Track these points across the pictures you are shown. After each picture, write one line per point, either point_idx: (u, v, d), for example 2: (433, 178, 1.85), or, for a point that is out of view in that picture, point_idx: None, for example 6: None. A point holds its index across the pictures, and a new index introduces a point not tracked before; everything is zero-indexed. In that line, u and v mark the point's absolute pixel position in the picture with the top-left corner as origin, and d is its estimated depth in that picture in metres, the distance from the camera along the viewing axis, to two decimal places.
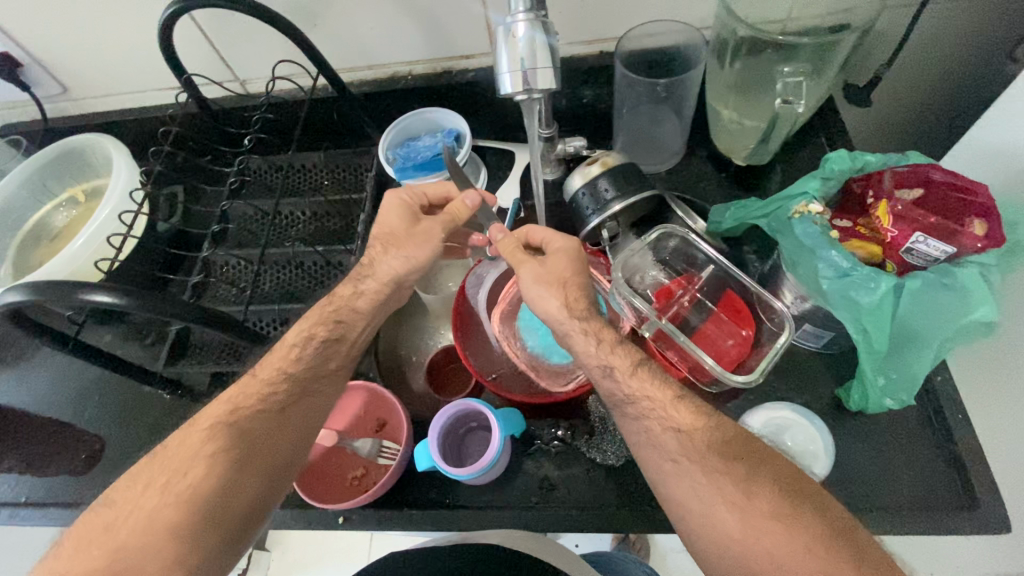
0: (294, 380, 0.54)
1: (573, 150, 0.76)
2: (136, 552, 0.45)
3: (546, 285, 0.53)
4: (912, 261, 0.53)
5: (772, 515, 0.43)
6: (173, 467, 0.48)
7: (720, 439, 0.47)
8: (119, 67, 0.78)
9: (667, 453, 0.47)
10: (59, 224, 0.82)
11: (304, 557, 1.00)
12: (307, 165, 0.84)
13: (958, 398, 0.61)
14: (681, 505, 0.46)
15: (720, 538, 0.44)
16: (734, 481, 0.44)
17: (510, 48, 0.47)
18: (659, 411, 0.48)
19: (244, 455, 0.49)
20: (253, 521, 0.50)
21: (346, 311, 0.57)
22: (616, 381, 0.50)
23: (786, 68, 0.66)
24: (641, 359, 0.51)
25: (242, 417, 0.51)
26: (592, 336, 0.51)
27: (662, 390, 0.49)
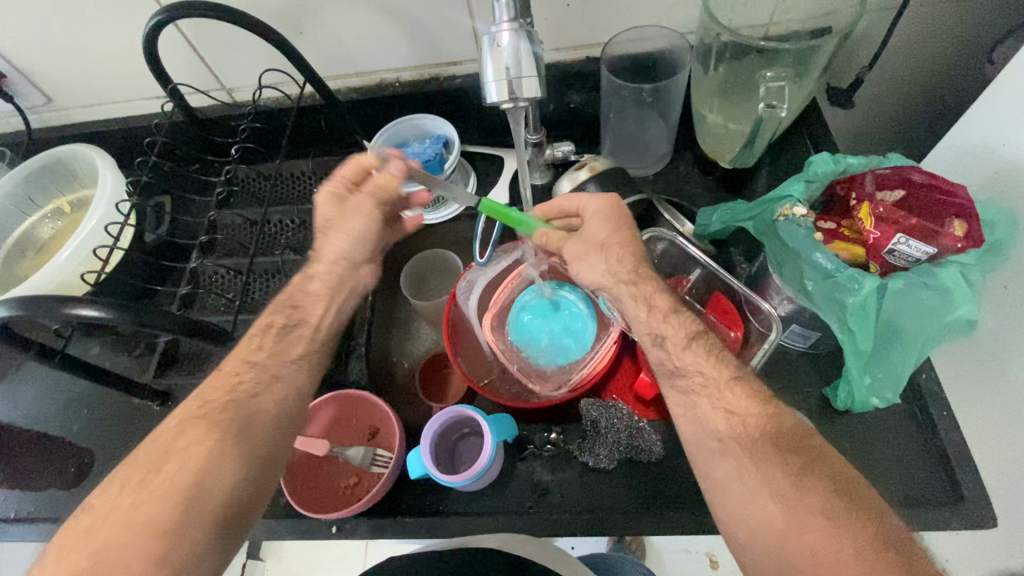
0: (260, 368, 0.52)
1: (562, 155, 0.78)
2: (118, 550, 0.41)
3: (587, 254, 0.53)
4: (894, 262, 0.54)
5: (821, 512, 0.40)
6: (146, 462, 0.45)
7: (775, 429, 0.45)
8: (103, 76, 0.78)
9: (714, 432, 0.46)
10: (45, 236, 0.82)
11: (299, 566, 1.00)
12: (297, 173, 0.85)
13: (943, 394, 0.62)
14: (719, 488, 0.45)
15: (761, 529, 0.42)
16: (788, 473, 0.43)
17: (495, 58, 0.47)
18: (710, 389, 0.47)
19: (224, 444, 0.47)
20: (238, 510, 0.46)
21: (300, 294, 0.56)
22: (668, 350, 0.50)
23: (769, 73, 0.67)
24: (696, 330, 0.50)
25: (211, 409, 0.48)
26: (643, 302, 0.51)
27: (718, 368, 0.48)
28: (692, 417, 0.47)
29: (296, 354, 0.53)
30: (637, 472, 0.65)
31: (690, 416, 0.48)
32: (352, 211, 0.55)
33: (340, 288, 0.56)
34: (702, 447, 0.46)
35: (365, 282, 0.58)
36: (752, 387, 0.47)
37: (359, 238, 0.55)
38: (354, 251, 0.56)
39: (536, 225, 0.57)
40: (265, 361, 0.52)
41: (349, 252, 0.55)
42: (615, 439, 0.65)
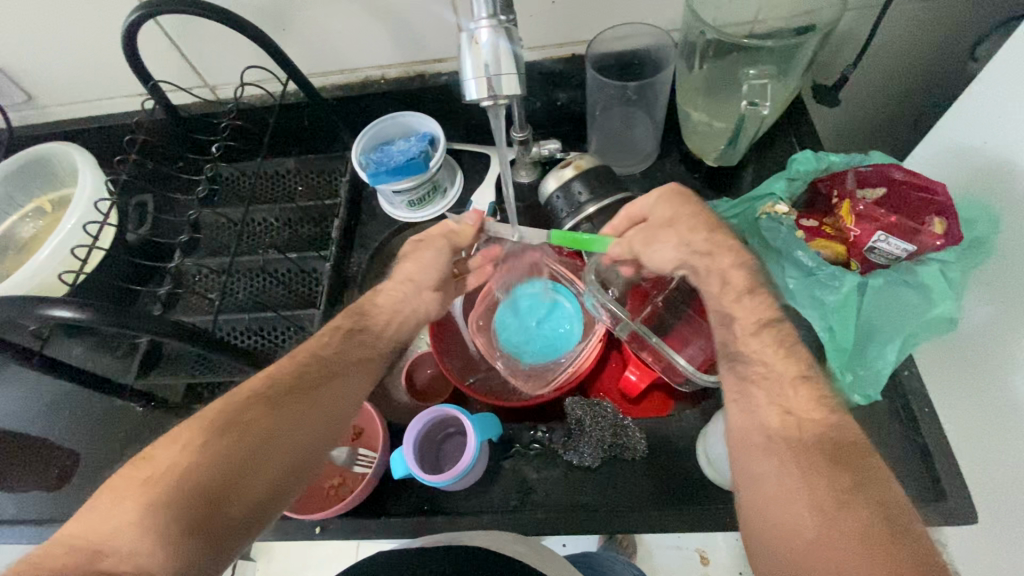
0: (324, 361, 0.52)
1: (547, 153, 0.77)
2: (165, 506, 0.40)
3: (655, 236, 0.55)
4: (875, 259, 0.55)
5: (858, 533, 0.38)
6: (213, 424, 0.44)
7: (836, 440, 0.43)
8: (84, 73, 0.77)
9: (765, 427, 0.46)
10: (26, 235, 0.80)
11: (289, 566, 0.99)
12: (282, 172, 0.84)
13: (925, 391, 0.62)
14: (753, 483, 0.45)
15: (790, 535, 0.41)
16: (834, 487, 0.41)
17: (474, 54, 0.47)
18: (772, 382, 0.47)
19: (283, 424, 0.46)
20: (280, 491, 0.45)
21: (368, 304, 0.57)
22: (735, 334, 0.51)
23: (752, 70, 0.67)
24: (767, 318, 0.50)
25: (280, 388, 0.48)
26: (717, 276, 0.53)
27: (787, 362, 0.48)
28: (747, 406, 0.48)
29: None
30: (622, 472, 0.65)
31: (741, 405, 0.48)
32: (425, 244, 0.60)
33: (404, 306, 0.58)
34: (744, 442, 0.46)
35: (428, 307, 0.59)
36: (819, 390, 0.46)
37: (430, 266, 0.59)
38: (422, 275, 0.58)
39: (606, 243, 0.58)
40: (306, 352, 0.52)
41: (419, 274, 0.58)
42: (599, 437, 0.65)
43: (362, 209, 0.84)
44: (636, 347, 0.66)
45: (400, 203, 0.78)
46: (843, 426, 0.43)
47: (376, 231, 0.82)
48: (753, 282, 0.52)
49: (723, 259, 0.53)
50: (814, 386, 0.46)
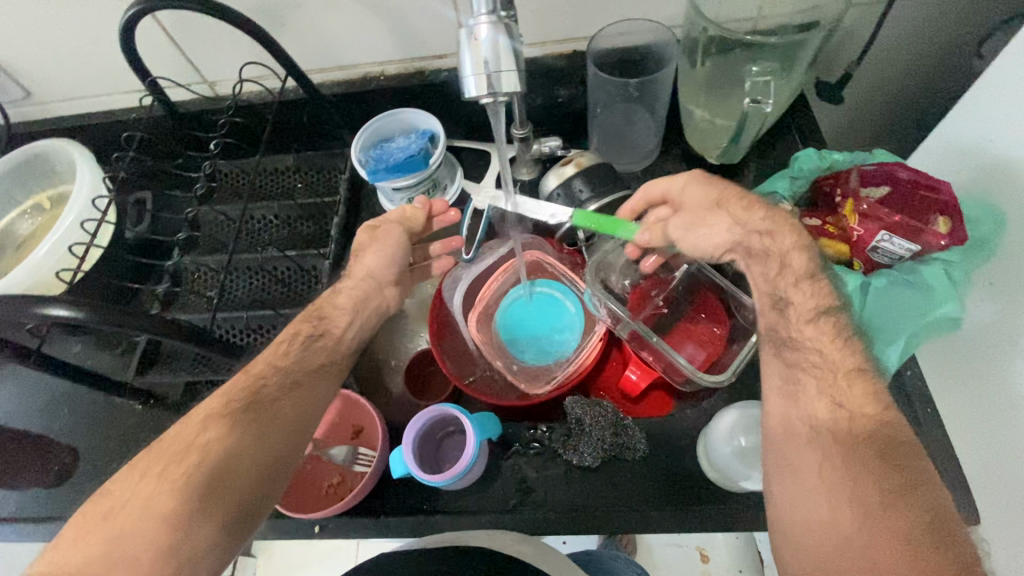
0: (283, 372, 0.51)
1: (548, 150, 0.77)
2: (131, 539, 0.40)
3: (701, 220, 0.52)
4: (879, 259, 0.55)
5: (902, 537, 0.38)
6: (169, 455, 0.44)
7: (888, 440, 0.42)
8: (81, 69, 0.76)
9: (810, 418, 0.45)
10: (25, 232, 0.80)
11: (290, 563, 1.00)
12: (281, 169, 0.84)
13: (927, 391, 0.62)
14: (792, 473, 0.44)
15: (827, 530, 0.41)
16: (881, 488, 0.41)
17: (473, 50, 0.46)
18: (824, 373, 0.46)
19: (244, 444, 0.45)
20: (246, 512, 0.45)
21: (327, 307, 0.56)
22: (789, 322, 0.49)
23: (755, 67, 0.66)
24: (827, 307, 0.48)
25: (237, 408, 0.47)
26: (775, 261, 0.50)
27: (840, 351, 0.46)
28: (795, 396, 0.46)
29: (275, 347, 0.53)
30: (622, 471, 0.65)
31: (786, 391, 0.47)
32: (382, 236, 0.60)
33: (366, 303, 0.58)
34: (789, 432, 0.46)
35: (388, 303, 0.60)
36: (874, 384, 0.45)
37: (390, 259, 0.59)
38: (380, 269, 0.59)
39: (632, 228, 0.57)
40: (291, 366, 0.51)
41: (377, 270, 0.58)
42: (599, 437, 0.64)
43: (361, 205, 0.83)
44: (637, 346, 0.66)
45: (400, 200, 0.77)
46: (853, 425, 0.43)
47: None
48: (815, 268, 0.49)
49: (785, 240, 0.50)
50: (871, 379, 0.45)
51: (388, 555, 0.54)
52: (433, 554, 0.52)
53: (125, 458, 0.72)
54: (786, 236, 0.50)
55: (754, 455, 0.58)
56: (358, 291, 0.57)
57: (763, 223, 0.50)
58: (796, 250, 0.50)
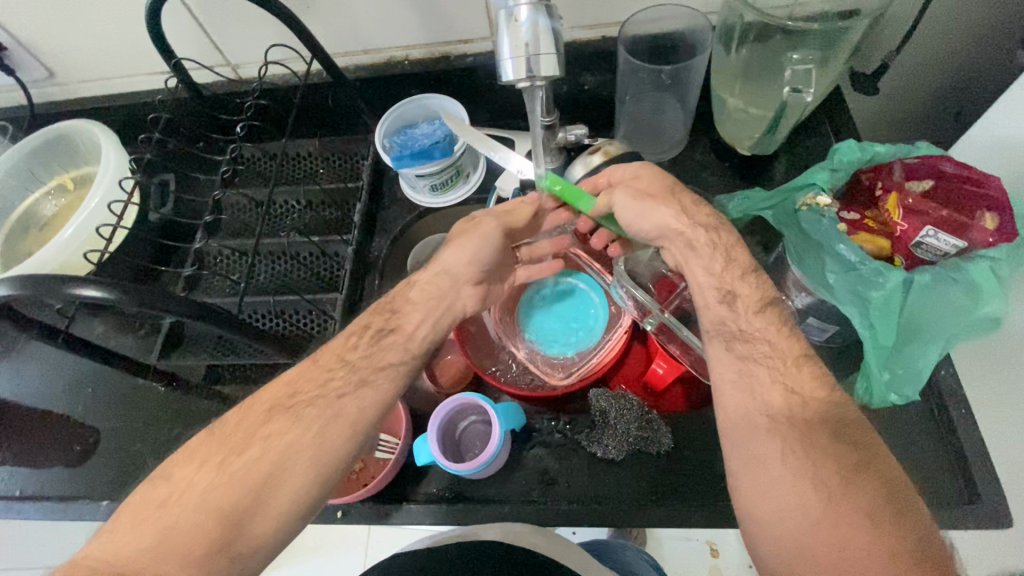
0: (351, 367, 0.51)
1: (574, 138, 0.75)
2: (184, 531, 0.40)
3: (654, 200, 0.54)
4: (921, 255, 0.52)
5: (865, 511, 0.39)
6: (230, 445, 0.45)
7: (836, 418, 0.44)
8: (106, 49, 0.76)
9: (768, 407, 0.45)
10: (48, 213, 0.80)
11: (304, 546, 1.05)
12: (302, 153, 0.83)
13: (962, 393, 0.60)
14: (755, 464, 0.43)
15: (795, 515, 0.40)
16: (841, 465, 0.41)
17: (512, 33, 0.45)
18: (775, 362, 0.47)
19: (297, 438, 0.45)
20: (300, 510, 0.44)
21: (400, 301, 0.56)
22: (738, 312, 0.50)
23: (795, 56, 0.64)
24: (771, 298, 0.51)
25: (301, 400, 0.48)
26: (722, 251, 0.53)
27: (786, 341, 0.48)
28: (747, 389, 0.46)
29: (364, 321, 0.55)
30: (644, 464, 0.64)
31: (743, 383, 0.47)
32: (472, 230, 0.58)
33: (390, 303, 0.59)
34: (747, 424, 0.45)
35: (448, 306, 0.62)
36: (820, 369, 0.47)
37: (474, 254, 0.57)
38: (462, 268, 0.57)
39: (592, 201, 0.57)
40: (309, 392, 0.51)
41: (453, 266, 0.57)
42: (623, 430, 0.63)
43: (382, 192, 0.83)
44: (664, 339, 0.65)
45: (423, 186, 0.77)
46: (848, 411, 0.44)
47: (397, 216, 0.81)
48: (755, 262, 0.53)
49: (727, 235, 0.53)
50: (816, 365, 0.47)
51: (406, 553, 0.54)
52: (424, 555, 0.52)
53: (147, 439, 0.73)
54: (728, 233, 0.53)
55: None
56: (433, 288, 0.57)
57: (707, 219, 0.53)
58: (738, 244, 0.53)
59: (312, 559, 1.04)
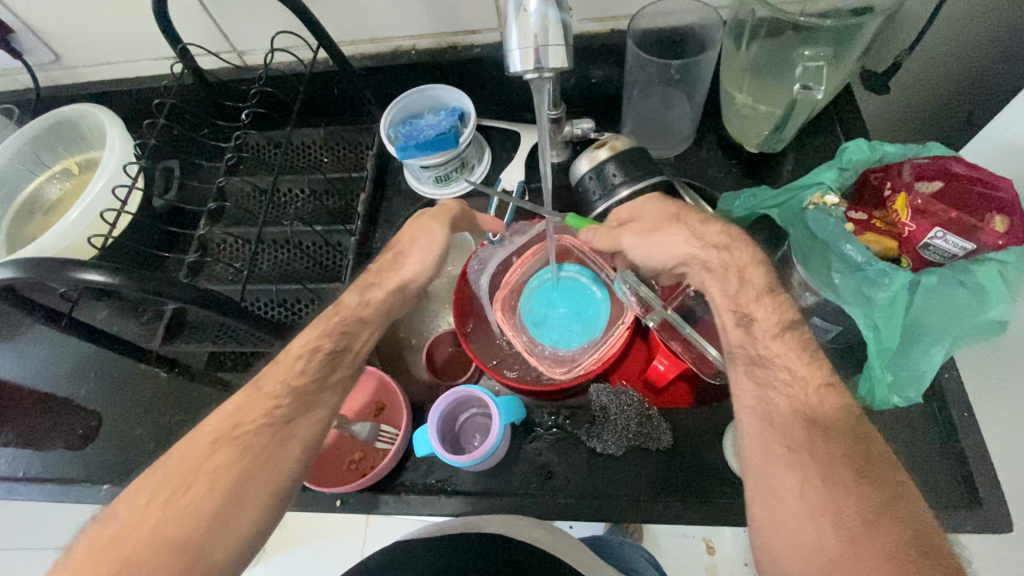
0: (298, 394, 0.51)
1: (581, 133, 0.75)
2: (138, 565, 0.42)
3: (662, 228, 0.56)
4: (928, 257, 0.52)
5: (889, 554, 0.39)
6: (180, 478, 0.46)
7: (863, 455, 0.44)
8: (113, 33, 0.75)
9: (788, 439, 0.46)
10: (53, 197, 0.81)
11: (302, 532, 1.06)
12: (307, 142, 0.82)
13: (965, 396, 0.60)
14: (774, 495, 0.44)
15: (813, 554, 0.41)
16: (862, 505, 0.42)
17: (521, 23, 0.44)
18: (794, 389, 0.48)
19: (255, 467, 0.47)
20: (252, 540, 0.46)
21: (351, 320, 0.55)
22: (757, 338, 0.50)
23: (806, 52, 0.63)
24: (789, 321, 0.50)
25: (247, 431, 0.49)
26: (734, 276, 0.53)
27: (809, 367, 0.48)
28: (763, 412, 0.48)
29: (322, 339, 0.53)
30: (644, 460, 0.64)
31: (760, 409, 0.48)
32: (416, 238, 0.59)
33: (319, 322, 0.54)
34: (765, 454, 0.46)
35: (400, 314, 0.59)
36: (844, 399, 0.47)
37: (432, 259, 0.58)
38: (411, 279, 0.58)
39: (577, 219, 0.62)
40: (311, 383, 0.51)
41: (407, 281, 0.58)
42: (624, 426, 0.63)
43: (387, 184, 0.82)
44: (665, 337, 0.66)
45: (428, 177, 0.76)
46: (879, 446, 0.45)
47: (401, 207, 0.81)
48: (772, 283, 0.52)
49: (739, 255, 0.53)
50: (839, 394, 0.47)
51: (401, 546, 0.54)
52: (427, 545, 0.52)
53: (148, 424, 0.73)
54: (741, 253, 0.54)
55: None
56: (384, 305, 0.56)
57: (719, 238, 0.54)
58: (753, 265, 0.53)
59: (310, 545, 1.05)
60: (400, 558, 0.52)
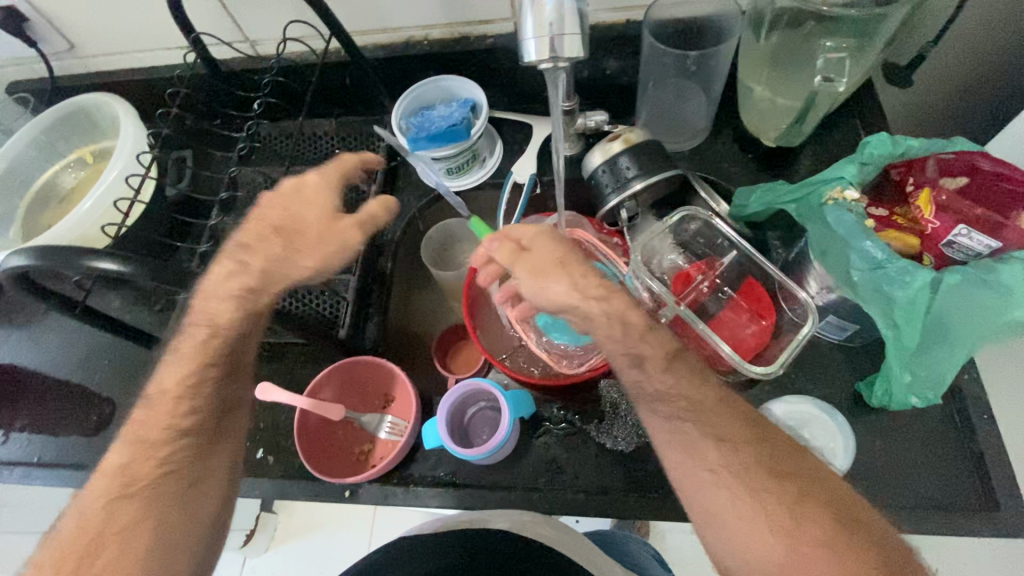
0: (193, 433, 0.52)
1: (594, 124, 0.73)
2: None
3: (548, 271, 0.46)
4: (951, 254, 0.51)
5: (825, 541, 0.41)
6: (79, 552, 0.47)
7: (768, 455, 0.45)
8: (127, 22, 0.75)
9: (705, 461, 0.45)
10: (67, 185, 0.81)
11: (310, 521, 1.09)
12: (318, 134, 0.83)
13: (983, 397, 0.59)
14: (712, 519, 0.45)
15: (762, 555, 0.43)
16: (787, 501, 0.43)
17: (536, 12, 0.43)
18: (697, 412, 0.46)
19: (167, 522, 0.50)
20: None
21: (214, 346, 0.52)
22: (647, 372, 0.46)
23: (829, 42, 0.61)
24: (674, 350, 0.46)
25: (141, 488, 0.50)
26: (617, 322, 0.45)
27: (701, 391, 0.46)
28: (681, 443, 0.46)
29: (191, 369, 0.51)
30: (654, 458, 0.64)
31: (679, 442, 0.46)
32: (317, 241, 0.50)
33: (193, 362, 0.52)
34: (692, 477, 0.45)
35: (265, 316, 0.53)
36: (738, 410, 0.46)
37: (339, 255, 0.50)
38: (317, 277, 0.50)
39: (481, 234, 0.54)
40: None
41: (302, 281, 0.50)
42: (632, 423, 0.65)
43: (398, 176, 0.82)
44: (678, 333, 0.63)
45: (439, 169, 0.76)
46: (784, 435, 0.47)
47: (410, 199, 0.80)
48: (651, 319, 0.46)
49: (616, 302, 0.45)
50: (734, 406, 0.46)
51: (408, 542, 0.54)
52: (435, 541, 0.52)
53: None
54: (621, 299, 0.45)
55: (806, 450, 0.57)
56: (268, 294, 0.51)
57: (600, 290, 0.45)
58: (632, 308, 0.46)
59: (318, 534, 1.08)
60: (411, 553, 0.52)
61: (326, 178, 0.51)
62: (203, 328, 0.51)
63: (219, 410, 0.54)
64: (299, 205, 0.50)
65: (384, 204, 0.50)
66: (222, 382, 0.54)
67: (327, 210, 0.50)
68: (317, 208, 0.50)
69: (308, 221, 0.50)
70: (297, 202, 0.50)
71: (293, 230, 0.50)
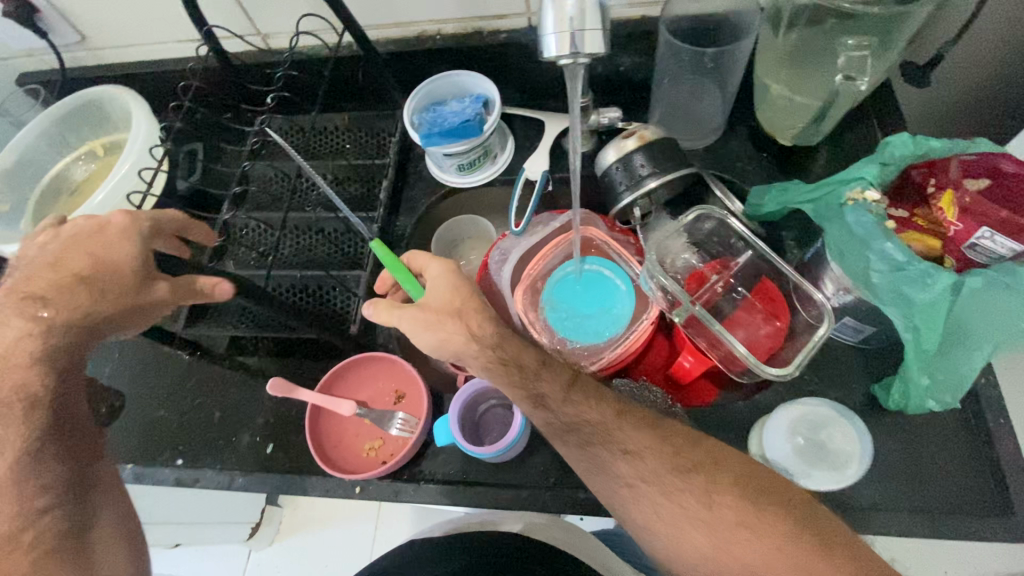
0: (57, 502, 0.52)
1: (607, 122, 0.72)
2: None
3: (439, 322, 0.51)
4: (974, 257, 0.49)
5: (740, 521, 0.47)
6: None
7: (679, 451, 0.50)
8: (139, 14, 0.75)
9: (621, 476, 0.50)
10: (79, 177, 0.81)
11: (315, 514, 1.10)
12: (329, 127, 0.81)
13: (1001, 402, 0.58)
14: (658, 525, 0.48)
15: (694, 547, 0.48)
16: (697, 491, 0.48)
17: (557, 8, 0.43)
18: (604, 431, 0.50)
19: None
20: None
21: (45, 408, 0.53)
22: (551, 408, 0.51)
23: (850, 40, 0.61)
24: (569, 379, 0.52)
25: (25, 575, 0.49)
26: (513, 364, 0.51)
27: (599, 408, 0.51)
28: (599, 466, 0.50)
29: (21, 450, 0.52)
30: None
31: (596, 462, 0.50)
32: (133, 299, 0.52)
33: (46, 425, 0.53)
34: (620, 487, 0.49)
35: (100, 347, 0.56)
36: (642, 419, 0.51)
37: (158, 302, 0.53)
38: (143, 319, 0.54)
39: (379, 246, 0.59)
40: None
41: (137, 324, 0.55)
42: None
43: (409, 171, 0.82)
44: (692, 333, 0.63)
45: (450, 165, 0.75)
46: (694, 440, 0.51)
47: (420, 195, 0.80)
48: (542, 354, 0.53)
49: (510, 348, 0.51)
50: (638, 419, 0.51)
51: (417, 545, 0.54)
52: (445, 544, 0.52)
53: (169, 405, 0.74)
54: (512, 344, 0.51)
55: (821, 454, 0.57)
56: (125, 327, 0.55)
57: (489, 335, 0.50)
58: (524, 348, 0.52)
59: (323, 527, 1.09)
60: (425, 556, 0.52)
61: (131, 228, 0.52)
62: (21, 400, 0.51)
63: (76, 465, 0.55)
64: (103, 251, 0.51)
65: (216, 284, 0.53)
66: (63, 449, 0.54)
67: (139, 267, 0.51)
68: (125, 260, 0.51)
69: (117, 273, 0.51)
70: (101, 248, 0.51)
71: (104, 280, 0.51)
